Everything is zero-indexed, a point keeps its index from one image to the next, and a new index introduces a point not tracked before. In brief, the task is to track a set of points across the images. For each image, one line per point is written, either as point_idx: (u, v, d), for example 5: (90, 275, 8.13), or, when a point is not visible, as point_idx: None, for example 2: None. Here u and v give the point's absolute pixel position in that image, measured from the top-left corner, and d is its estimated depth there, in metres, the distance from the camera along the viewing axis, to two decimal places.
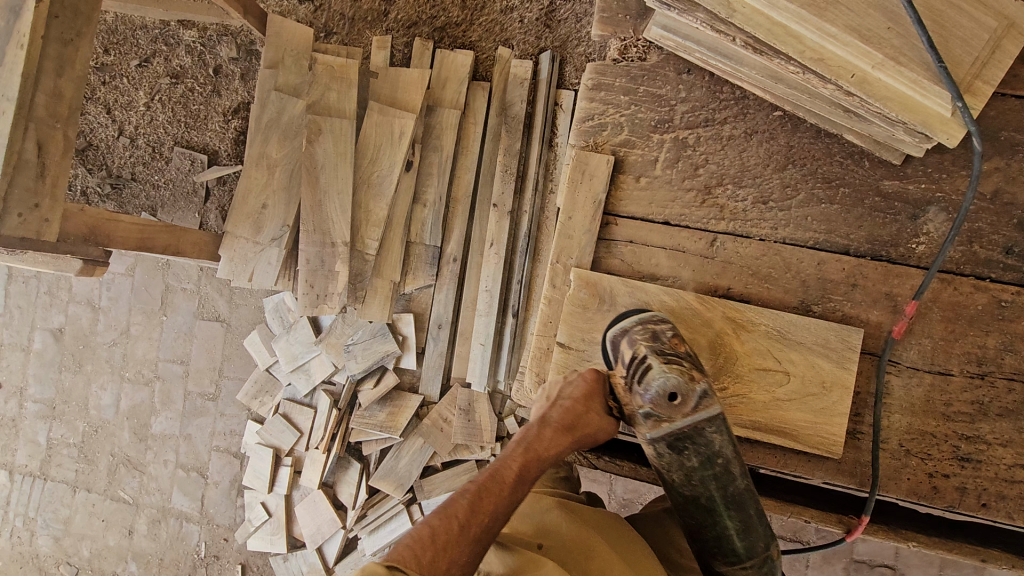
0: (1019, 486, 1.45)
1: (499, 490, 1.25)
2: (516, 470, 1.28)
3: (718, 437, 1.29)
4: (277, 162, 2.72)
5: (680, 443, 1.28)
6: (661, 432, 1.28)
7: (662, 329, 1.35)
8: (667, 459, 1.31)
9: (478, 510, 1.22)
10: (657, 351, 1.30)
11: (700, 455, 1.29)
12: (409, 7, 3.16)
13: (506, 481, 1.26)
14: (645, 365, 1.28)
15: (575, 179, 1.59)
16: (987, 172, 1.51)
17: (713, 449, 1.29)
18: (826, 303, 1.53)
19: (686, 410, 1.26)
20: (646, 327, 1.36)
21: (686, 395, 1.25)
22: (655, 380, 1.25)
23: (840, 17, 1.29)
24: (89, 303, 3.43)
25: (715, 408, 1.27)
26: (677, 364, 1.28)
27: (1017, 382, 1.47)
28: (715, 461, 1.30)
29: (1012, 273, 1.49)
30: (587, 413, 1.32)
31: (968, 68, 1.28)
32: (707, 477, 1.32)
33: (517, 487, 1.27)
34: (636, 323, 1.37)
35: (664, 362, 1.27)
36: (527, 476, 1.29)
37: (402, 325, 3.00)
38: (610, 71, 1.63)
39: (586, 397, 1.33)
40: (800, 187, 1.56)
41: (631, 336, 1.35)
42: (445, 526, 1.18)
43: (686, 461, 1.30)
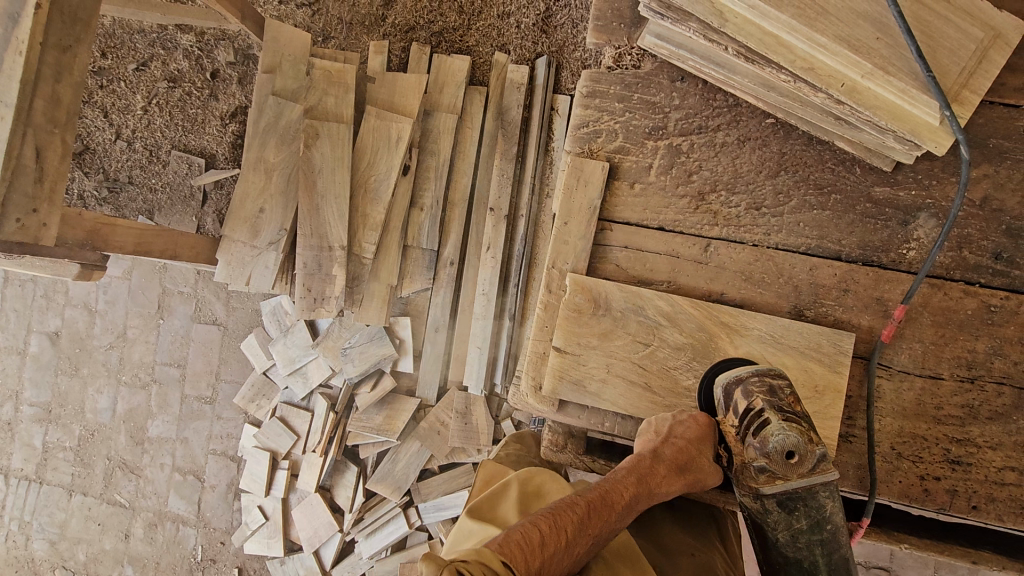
0: (1009, 488, 1.47)
1: (604, 513, 1.35)
2: (623, 497, 1.38)
3: (829, 503, 1.33)
4: (275, 167, 2.73)
5: (791, 502, 1.33)
6: (773, 488, 1.32)
7: (780, 384, 1.35)
8: (775, 517, 1.34)
9: (586, 527, 1.32)
10: (776, 407, 1.31)
11: (810, 518, 1.33)
12: (406, 12, 3.18)
13: (614, 506, 1.36)
14: (764, 420, 1.30)
15: (571, 185, 1.61)
16: (976, 178, 1.53)
17: (823, 514, 1.33)
18: (818, 308, 1.55)
19: (801, 470, 1.30)
20: (764, 379, 1.36)
21: (804, 455, 1.29)
22: (775, 437, 1.28)
23: (830, 27, 1.31)
24: (86, 306, 3.43)
25: (831, 472, 1.32)
26: (797, 424, 1.30)
27: (1006, 385, 1.49)
28: (824, 526, 1.33)
29: (1001, 278, 1.51)
30: (703, 457, 1.38)
31: (955, 78, 1.30)
32: (812, 542, 1.34)
33: (619, 512, 1.37)
34: (754, 373, 1.37)
35: (783, 420, 1.29)
36: (629, 504, 1.39)
37: (400, 329, 3.01)
38: (605, 78, 1.65)
39: (701, 440, 1.38)
40: (793, 194, 1.58)
41: (747, 386, 1.35)
42: (556, 536, 1.27)
43: (794, 522, 1.34)
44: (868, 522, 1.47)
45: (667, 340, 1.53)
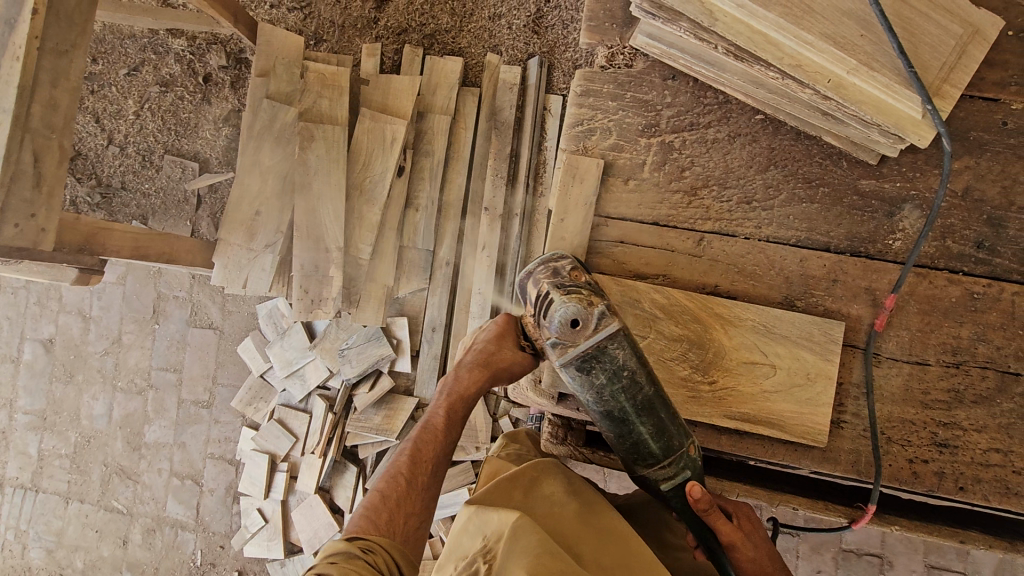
0: (994, 469, 1.53)
1: (431, 441, 1.37)
2: (443, 417, 1.40)
3: (621, 352, 1.34)
4: (270, 170, 2.75)
5: (586, 363, 1.33)
6: (568, 357, 1.33)
7: (563, 265, 1.42)
8: (578, 382, 1.35)
9: (420, 462, 1.35)
10: (556, 285, 1.37)
11: (606, 371, 1.33)
12: (399, 15, 3.20)
13: (438, 428, 1.39)
14: (548, 299, 1.35)
15: (567, 182, 1.64)
16: (958, 171, 1.59)
17: (617, 363, 1.34)
18: (809, 299, 1.60)
19: (588, 331, 1.32)
20: (549, 265, 1.42)
21: (586, 317, 1.31)
22: (557, 310, 1.32)
23: (816, 25, 1.35)
24: (80, 313, 3.42)
25: (615, 325, 1.33)
26: (576, 293, 1.34)
27: (990, 369, 1.54)
28: (622, 374, 1.34)
29: (983, 266, 1.57)
30: (500, 350, 1.43)
31: (937, 73, 1.35)
32: (616, 390, 1.35)
33: (448, 430, 1.39)
34: (539, 263, 1.43)
35: (563, 294, 1.34)
36: (456, 419, 1.40)
37: (397, 329, 3.03)
38: (598, 77, 1.69)
39: (498, 336, 1.45)
40: (782, 188, 1.62)
41: (533, 277, 1.42)
42: (392, 488, 1.30)
43: (594, 378, 1.34)
44: (874, 508, 1.50)
45: (663, 332, 1.57)
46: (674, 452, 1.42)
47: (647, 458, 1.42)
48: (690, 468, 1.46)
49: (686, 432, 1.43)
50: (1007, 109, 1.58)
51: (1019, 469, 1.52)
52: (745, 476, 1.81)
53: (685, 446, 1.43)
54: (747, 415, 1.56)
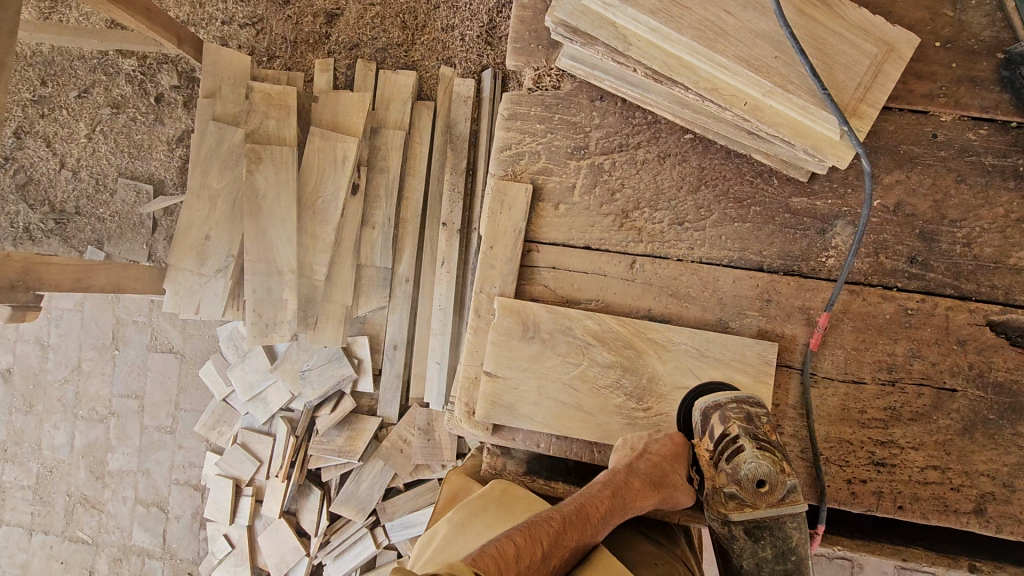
0: (933, 487, 1.51)
1: (580, 526, 1.27)
2: (600, 510, 1.31)
3: (796, 533, 1.36)
4: (219, 193, 2.71)
5: (758, 531, 1.36)
6: (743, 516, 1.35)
7: (757, 412, 1.40)
8: (741, 544, 1.36)
9: (560, 541, 1.24)
10: (752, 435, 1.36)
11: (776, 548, 1.35)
12: (350, 30, 3.15)
13: (588, 521, 1.29)
14: (740, 447, 1.35)
15: (495, 208, 1.61)
16: (889, 185, 1.56)
17: (790, 544, 1.36)
18: (743, 319, 1.58)
19: (771, 499, 1.35)
20: (741, 406, 1.40)
21: (774, 484, 1.34)
22: (748, 463, 1.33)
23: (729, 48, 1.33)
24: (38, 341, 3.36)
25: (800, 504, 1.36)
26: (770, 453, 1.35)
27: (926, 386, 1.53)
28: (789, 556, 1.36)
29: (916, 281, 1.55)
30: (674, 472, 1.37)
31: (852, 94, 1.33)
32: (777, 571, 1.36)
33: (597, 526, 1.30)
34: (732, 400, 1.41)
35: (758, 449, 1.34)
36: (606, 521, 1.32)
37: (358, 348, 2.99)
38: (526, 100, 1.66)
39: (674, 458, 1.39)
40: (713, 208, 1.60)
41: (725, 412, 1.40)
42: (530, 547, 1.18)
43: (760, 550, 1.36)
44: (825, 527, 1.51)
45: (597, 360, 1.54)
46: None
47: None
48: None
49: None
50: (936, 121, 1.56)
51: (957, 485, 1.51)
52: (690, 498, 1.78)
53: None
54: None
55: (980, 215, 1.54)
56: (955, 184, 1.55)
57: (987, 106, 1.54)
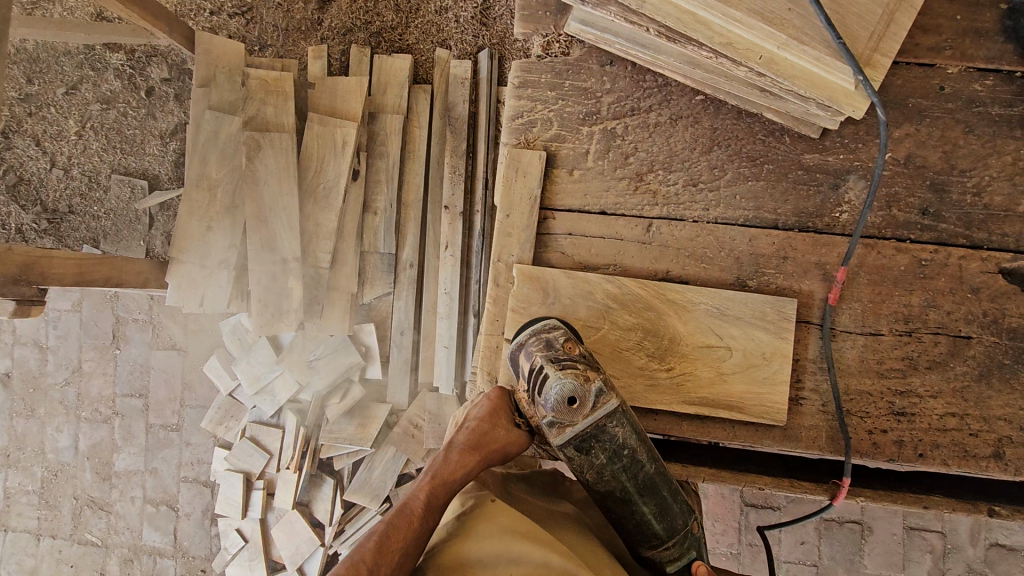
0: (952, 433, 1.54)
1: (404, 524, 1.31)
2: (422, 499, 1.37)
3: (621, 430, 1.37)
4: (218, 183, 2.67)
5: (586, 443, 1.36)
6: (567, 437, 1.36)
7: (555, 337, 1.42)
8: (577, 461, 1.39)
9: (389, 546, 1.27)
10: (551, 359, 1.37)
11: (606, 451, 1.37)
12: (343, 15, 3.12)
13: (416, 511, 1.34)
14: (543, 375, 1.36)
15: (510, 176, 1.61)
16: (899, 138, 1.58)
17: (617, 443, 1.37)
18: (761, 277, 1.59)
19: (585, 410, 1.34)
20: (540, 338, 1.43)
21: (583, 396, 1.33)
22: (553, 387, 1.34)
23: (744, 2, 1.33)
24: (36, 344, 3.30)
25: (614, 403, 1.36)
26: (572, 367, 1.35)
27: (942, 335, 1.55)
28: (622, 454, 1.38)
29: (929, 232, 1.57)
30: (491, 430, 1.45)
31: (866, 44, 1.34)
32: (617, 471, 1.39)
33: (424, 515, 1.35)
34: (531, 335, 1.44)
35: (558, 369, 1.35)
36: (435, 505, 1.38)
37: (365, 336, 2.97)
38: (536, 68, 1.65)
39: (490, 415, 1.47)
40: (727, 167, 1.61)
41: (527, 349, 1.42)
42: (356, 567, 1.21)
43: (594, 459, 1.38)
44: (851, 480, 1.53)
45: (617, 323, 1.55)
46: (678, 530, 1.47)
47: (651, 538, 1.47)
48: (692, 544, 1.52)
49: (688, 509, 1.49)
50: (943, 74, 1.58)
51: (975, 431, 1.53)
52: (712, 458, 1.78)
53: (688, 522, 1.49)
54: (705, 399, 1.54)
55: (989, 164, 1.56)
56: (963, 135, 1.57)
57: (992, 56, 1.56)
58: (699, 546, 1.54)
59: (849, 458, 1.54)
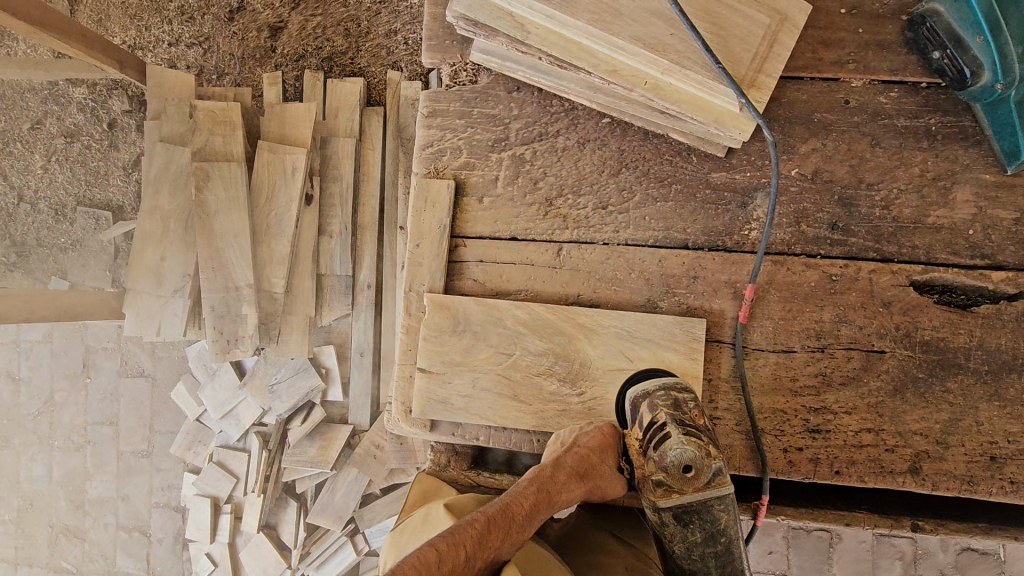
0: (868, 449, 1.53)
1: (506, 526, 1.24)
2: (525, 506, 1.29)
3: (723, 514, 1.43)
4: (171, 213, 2.72)
5: (686, 515, 1.42)
6: (671, 502, 1.42)
7: (684, 397, 1.44)
8: (671, 529, 1.43)
9: (486, 543, 1.20)
10: (678, 421, 1.40)
11: (704, 531, 1.42)
12: (295, 41, 3.16)
13: (517, 517, 1.27)
14: (666, 434, 1.39)
15: (419, 207, 1.62)
16: (806, 153, 1.58)
17: (718, 526, 1.42)
18: (671, 298, 1.59)
19: (697, 484, 1.41)
20: (669, 393, 1.44)
21: (699, 469, 1.40)
22: (674, 451, 1.38)
23: (626, 29, 1.34)
24: (9, 375, 3.35)
25: (726, 486, 1.42)
26: (696, 438, 1.40)
27: (855, 350, 1.54)
28: (718, 539, 1.42)
29: (838, 247, 1.56)
30: (602, 464, 1.40)
31: (748, 65, 1.35)
32: (706, 553, 1.43)
33: (523, 526, 1.28)
34: (661, 388, 1.45)
35: (683, 435, 1.39)
36: (534, 516, 1.31)
37: (325, 357, 3.01)
38: (443, 97, 1.66)
39: (601, 450, 1.41)
40: (635, 189, 1.61)
41: (652, 401, 1.44)
42: (455, 553, 1.14)
43: (690, 534, 1.42)
44: (768, 499, 1.51)
45: (529, 348, 1.55)
46: None
47: None
48: None
49: None
50: (848, 88, 1.57)
51: (891, 447, 1.52)
52: None
53: None
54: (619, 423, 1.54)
55: (897, 176, 1.55)
56: (870, 147, 1.56)
57: (896, 68, 1.55)
58: None
59: (766, 477, 1.53)
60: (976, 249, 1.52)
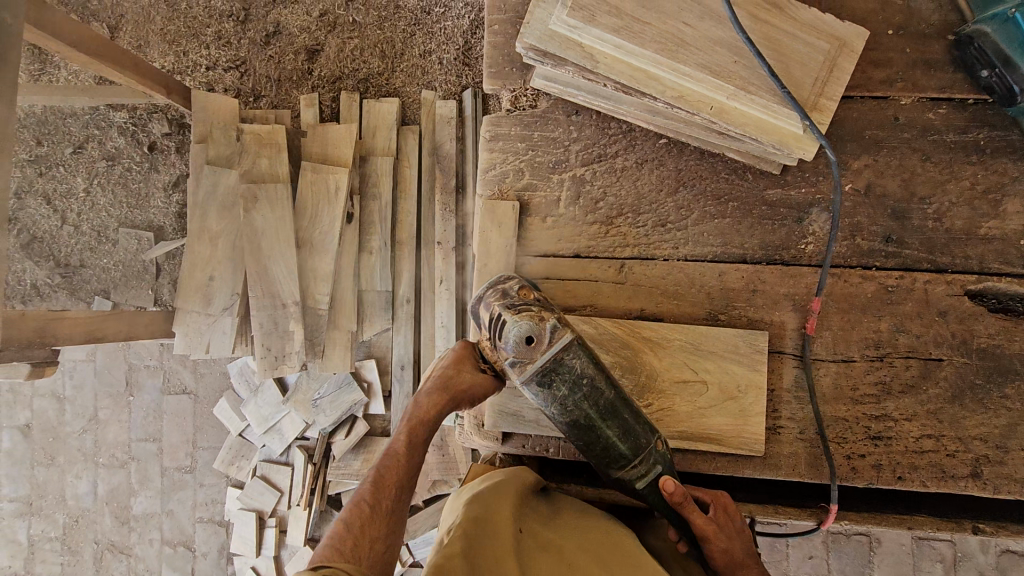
0: (929, 455, 1.57)
1: (395, 466, 1.33)
2: (403, 441, 1.37)
3: (578, 361, 1.34)
4: (219, 234, 2.78)
5: (546, 378, 1.33)
6: (528, 374, 1.33)
7: (510, 285, 1.42)
8: (541, 397, 1.36)
9: (383, 488, 1.30)
10: (507, 305, 1.35)
11: (566, 382, 1.33)
12: (331, 64, 3.25)
13: (400, 453, 1.36)
14: (500, 321, 1.33)
15: (485, 228, 1.68)
16: (859, 169, 1.64)
17: (575, 373, 1.34)
18: (732, 311, 1.64)
19: (542, 347, 1.31)
20: (497, 289, 1.43)
21: (539, 334, 1.31)
22: (510, 331, 1.31)
23: (691, 57, 1.40)
24: (54, 395, 3.41)
25: (570, 336, 1.33)
26: (527, 310, 1.33)
27: (914, 358, 1.59)
28: (582, 382, 1.35)
29: (893, 259, 1.62)
30: (459, 373, 1.44)
31: (810, 89, 1.43)
32: (578, 398, 1.35)
33: (410, 455, 1.36)
34: (488, 288, 1.44)
35: (514, 313, 1.33)
36: (418, 443, 1.38)
37: (367, 372, 3.07)
38: (505, 121, 1.73)
39: (456, 362, 1.46)
40: (694, 207, 1.67)
41: (485, 302, 1.42)
42: (356, 512, 1.25)
43: (556, 392, 1.34)
44: (836, 506, 1.55)
45: None
46: (645, 450, 1.41)
47: (619, 461, 1.41)
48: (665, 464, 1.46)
49: (652, 430, 1.43)
50: (897, 105, 1.63)
51: (952, 452, 1.57)
52: (698, 486, 1.80)
53: (653, 442, 1.43)
54: (685, 433, 1.59)
55: (948, 190, 1.61)
56: (921, 162, 1.62)
57: (944, 86, 1.61)
58: (669, 457, 1.49)
59: (833, 484, 1.58)
60: None
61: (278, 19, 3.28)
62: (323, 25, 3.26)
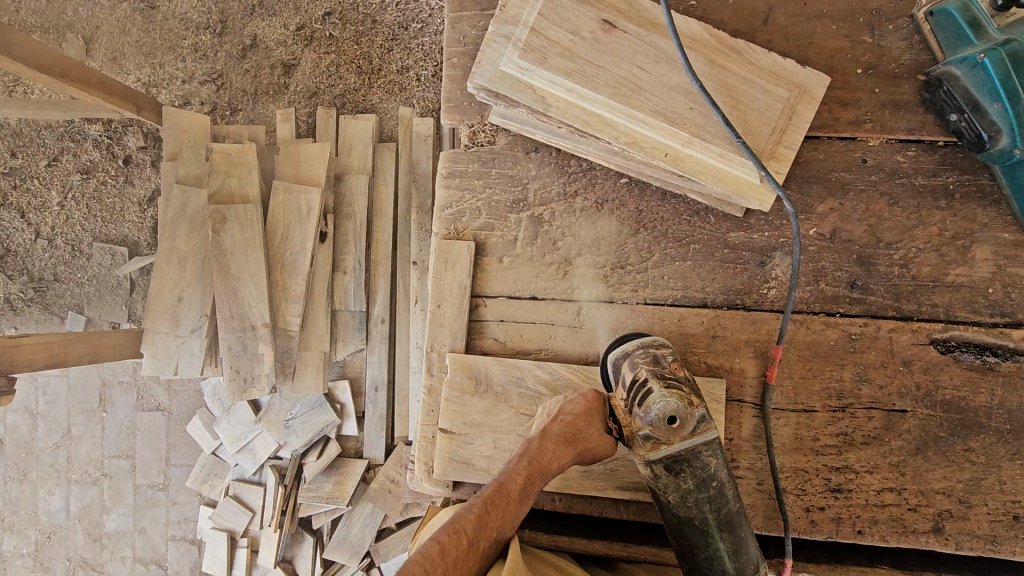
0: (891, 509, 1.53)
1: (501, 507, 1.23)
2: (518, 485, 1.26)
3: (713, 460, 1.33)
4: (188, 255, 2.75)
5: (677, 465, 1.30)
6: (659, 454, 1.30)
7: (663, 354, 1.36)
8: (665, 481, 1.32)
9: (485, 527, 1.20)
10: (659, 374, 1.31)
11: (696, 477, 1.31)
12: (308, 78, 3.21)
13: (511, 496, 1.25)
14: (646, 388, 1.29)
15: (439, 269, 1.64)
16: (824, 213, 1.59)
17: (708, 472, 1.32)
18: (691, 358, 1.60)
19: (683, 433, 1.29)
20: (648, 351, 1.37)
21: (684, 419, 1.28)
22: (656, 403, 1.27)
23: (645, 103, 1.36)
24: (27, 410, 3.37)
25: (712, 431, 1.33)
26: (678, 389, 1.30)
27: (876, 409, 1.55)
28: (710, 483, 1.32)
29: (858, 306, 1.57)
30: (588, 427, 1.34)
31: (768, 138, 1.38)
32: (701, 500, 1.31)
33: (520, 502, 1.26)
34: (638, 347, 1.38)
35: (665, 387, 1.29)
36: (530, 492, 1.28)
37: (340, 393, 3.04)
38: (462, 158, 1.69)
39: (588, 413, 1.36)
40: (653, 249, 1.63)
41: (632, 359, 1.36)
42: (454, 542, 1.15)
43: (682, 483, 1.31)
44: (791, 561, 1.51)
45: None
46: None
47: None
48: None
49: (762, 557, 1.36)
50: (864, 147, 1.58)
51: (914, 506, 1.53)
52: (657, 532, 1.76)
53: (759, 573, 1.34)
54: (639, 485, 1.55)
55: (916, 235, 1.56)
56: (888, 207, 1.57)
57: (913, 128, 1.57)
58: None
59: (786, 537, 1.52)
60: (996, 307, 1.53)
61: (254, 32, 3.23)
62: (300, 39, 3.20)
